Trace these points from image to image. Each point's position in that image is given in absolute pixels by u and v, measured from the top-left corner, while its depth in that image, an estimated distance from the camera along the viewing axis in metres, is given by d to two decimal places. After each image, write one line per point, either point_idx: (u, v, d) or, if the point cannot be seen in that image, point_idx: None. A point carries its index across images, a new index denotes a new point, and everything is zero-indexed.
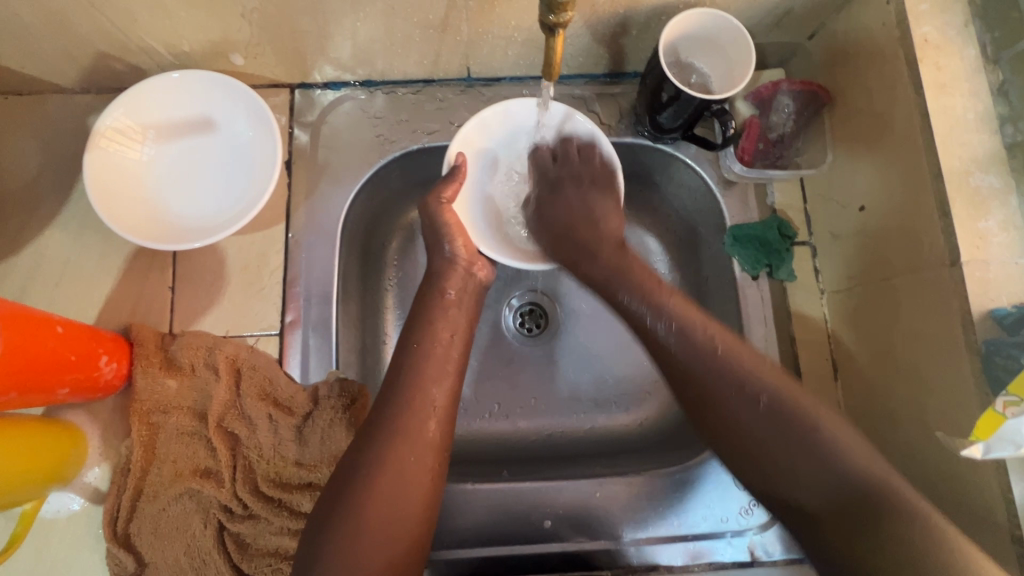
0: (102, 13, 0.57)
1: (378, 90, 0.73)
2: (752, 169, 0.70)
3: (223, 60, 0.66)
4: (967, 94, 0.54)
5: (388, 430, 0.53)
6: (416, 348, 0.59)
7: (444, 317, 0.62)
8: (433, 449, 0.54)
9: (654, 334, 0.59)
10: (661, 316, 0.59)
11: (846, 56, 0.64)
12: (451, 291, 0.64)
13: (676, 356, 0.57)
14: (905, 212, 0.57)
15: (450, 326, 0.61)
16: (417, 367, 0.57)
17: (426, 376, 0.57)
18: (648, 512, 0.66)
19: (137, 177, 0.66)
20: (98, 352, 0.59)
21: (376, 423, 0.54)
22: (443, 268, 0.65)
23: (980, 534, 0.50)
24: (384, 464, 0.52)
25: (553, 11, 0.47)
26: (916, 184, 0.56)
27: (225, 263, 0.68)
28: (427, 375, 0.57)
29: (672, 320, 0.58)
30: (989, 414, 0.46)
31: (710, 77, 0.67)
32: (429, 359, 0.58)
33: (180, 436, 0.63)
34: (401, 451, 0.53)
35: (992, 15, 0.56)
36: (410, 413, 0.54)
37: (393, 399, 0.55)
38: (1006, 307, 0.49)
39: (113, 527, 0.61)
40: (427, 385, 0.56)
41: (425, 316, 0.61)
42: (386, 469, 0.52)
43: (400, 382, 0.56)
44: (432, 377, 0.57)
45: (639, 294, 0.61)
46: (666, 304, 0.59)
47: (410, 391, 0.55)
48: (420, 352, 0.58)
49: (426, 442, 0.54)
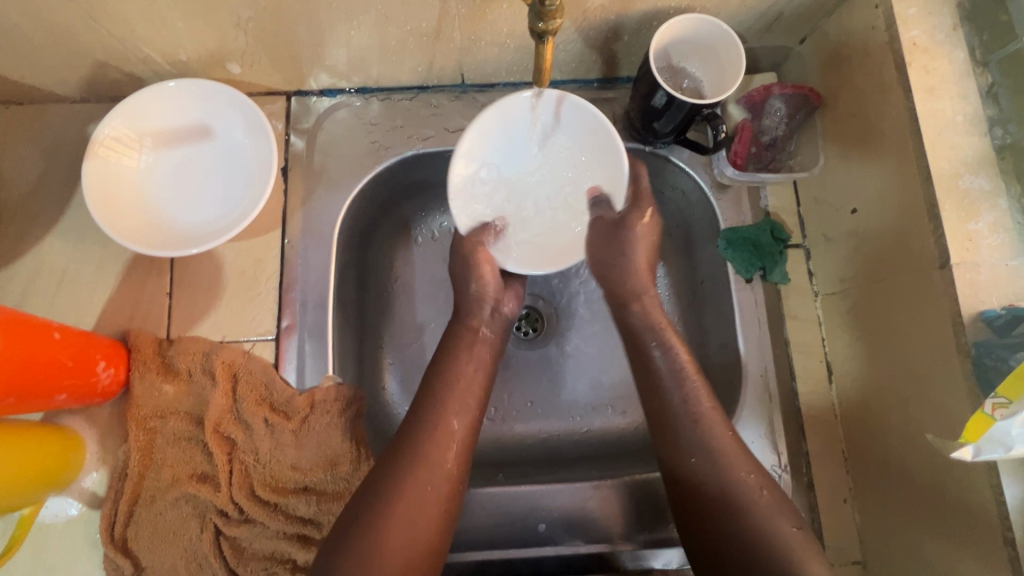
0: (100, 23, 0.58)
1: (374, 97, 0.74)
2: (743, 174, 0.70)
3: (220, 68, 0.67)
4: (956, 97, 0.54)
5: (412, 457, 0.55)
6: (440, 377, 0.61)
7: (467, 346, 0.64)
8: (452, 479, 0.56)
9: (664, 397, 0.62)
10: (668, 352, 0.63)
11: (838, 58, 0.64)
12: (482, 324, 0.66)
13: (659, 395, 0.62)
14: (895, 221, 0.58)
15: (477, 358, 0.64)
16: (440, 394, 0.60)
17: (454, 405, 0.59)
18: (645, 517, 0.66)
19: (135, 185, 0.67)
20: (96, 357, 0.60)
21: (398, 450, 0.56)
22: (471, 308, 0.67)
23: (974, 538, 0.50)
24: (407, 490, 0.53)
25: (542, 18, 0.48)
26: (902, 194, 0.57)
27: (222, 269, 0.68)
28: (451, 406, 0.59)
29: (672, 357, 0.63)
30: (978, 415, 0.46)
31: (702, 82, 0.68)
32: (451, 387, 0.60)
33: (177, 440, 0.64)
34: (421, 477, 0.54)
35: (980, 19, 0.57)
36: (430, 441, 0.56)
37: (417, 427, 0.57)
38: (997, 309, 0.49)
39: (110, 531, 0.61)
40: (445, 414, 0.58)
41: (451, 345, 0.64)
42: (406, 494, 0.53)
43: (419, 408, 0.59)
44: (455, 407, 0.59)
45: (650, 332, 0.66)
46: (671, 342, 0.64)
47: (432, 420, 0.58)
48: (444, 380, 0.61)
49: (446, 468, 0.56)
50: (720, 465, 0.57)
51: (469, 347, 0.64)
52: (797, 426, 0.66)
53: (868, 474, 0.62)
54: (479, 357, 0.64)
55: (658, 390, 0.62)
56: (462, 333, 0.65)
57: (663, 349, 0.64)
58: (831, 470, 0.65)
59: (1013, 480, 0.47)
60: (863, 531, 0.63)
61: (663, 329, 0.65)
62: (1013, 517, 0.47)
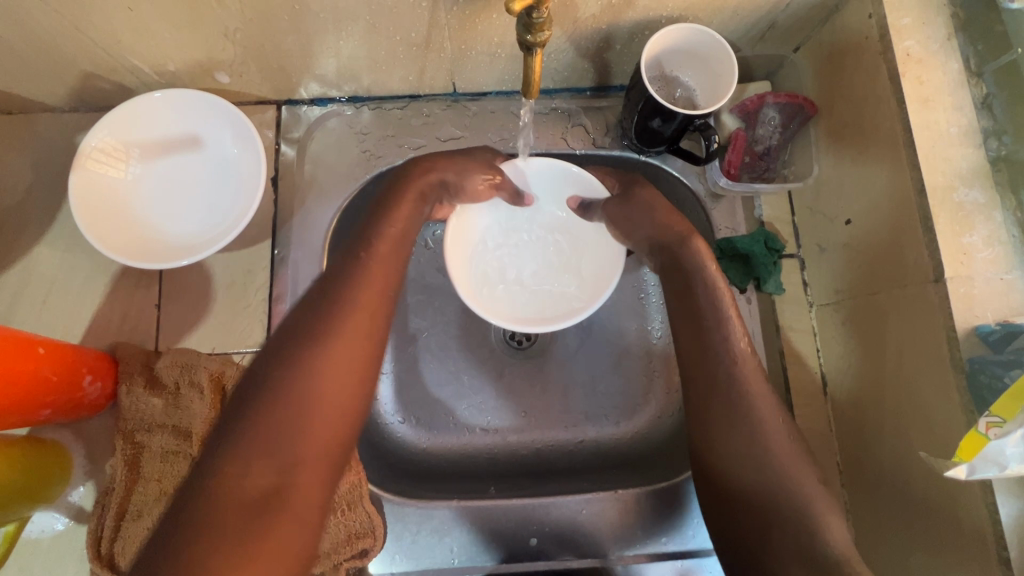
0: (86, 34, 0.57)
1: (365, 106, 0.73)
2: (737, 184, 0.69)
3: (209, 79, 0.67)
4: (950, 108, 0.54)
5: (318, 337, 0.49)
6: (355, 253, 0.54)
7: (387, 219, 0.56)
8: (361, 362, 0.50)
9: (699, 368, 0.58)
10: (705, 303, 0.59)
11: (832, 67, 0.64)
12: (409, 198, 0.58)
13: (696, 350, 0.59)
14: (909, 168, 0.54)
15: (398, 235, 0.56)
16: (349, 273, 0.52)
17: (366, 281, 0.52)
18: (637, 530, 0.66)
19: (122, 197, 0.66)
20: (82, 371, 0.59)
21: (300, 329, 0.49)
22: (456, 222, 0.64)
23: (967, 555, 0.50)
24: (313, 371, 0.47)
25: (530, 30, 0.47)
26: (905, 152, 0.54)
27: (212, 280, 0.68)
28: (365, 281, 0.52)
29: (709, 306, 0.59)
30: (972, 434, 0.46)
31: (695, 91, 0.67)
32: (364, 264, 0.53)
33: (164, 454, 0.63)
34: (329, 358, 0.48)
35: (975, 29, 0.56)
36: (335, 323, 0.49)
37: (323, 303, 0.51)
38: (991, 324, 0.49)
39: (97, 547, 0.60)
40: (356, 296, 0.51)
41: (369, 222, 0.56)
42: (312, 377, 0.47)
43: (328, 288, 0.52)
44: (367, 283, 0.52)
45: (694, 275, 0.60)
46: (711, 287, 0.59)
47: (338, 296, 0.51)
48: (358, 258, 0.54)
49: (359, 351, 0.50)
50: (762, 458, 0.54)
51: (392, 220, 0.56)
52: None
53: (862, 489, 0.61)
54: (399, 234, 0.56)
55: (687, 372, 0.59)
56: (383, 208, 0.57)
57: (714, 314, 0.58)
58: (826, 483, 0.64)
59: (1007, 497, 0.47)
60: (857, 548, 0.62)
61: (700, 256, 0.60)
62: (1008, 535, 0.46)
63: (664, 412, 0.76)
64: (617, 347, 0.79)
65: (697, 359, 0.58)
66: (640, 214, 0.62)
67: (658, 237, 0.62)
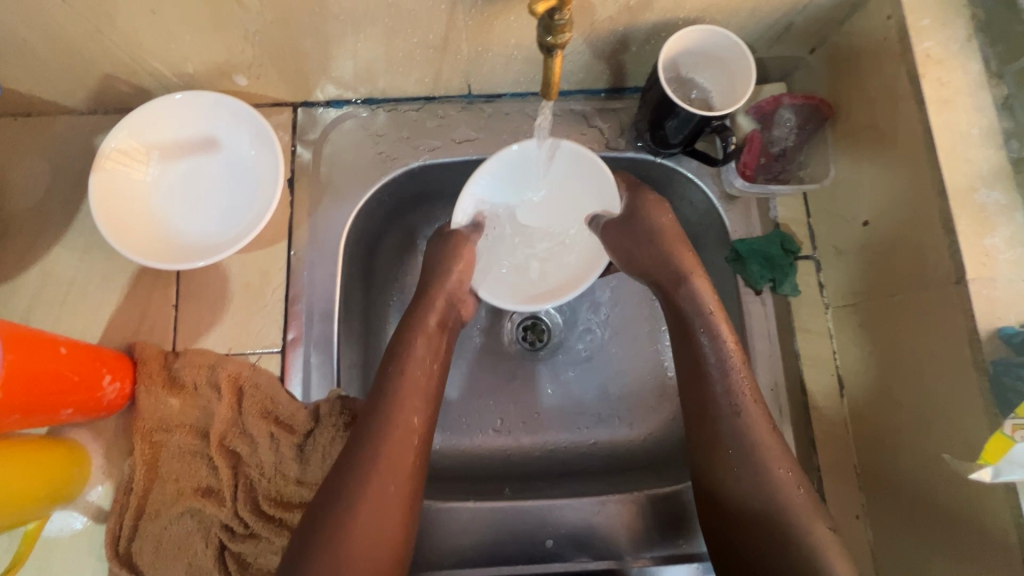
0: (107, 36, 0.58)
1: (380, 108, 0.73)
2: (754, 185, 0.69)
3: (227, 80, 0.67)
4: (971, 109, 0.54)
5: (340, 547, 0.50)
6: (370, 437, 0.55)
7: (403, 397, 0.58)
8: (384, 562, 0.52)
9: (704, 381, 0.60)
10: (710, 332, 0.61)
11: (849, 69, 0.64)
12: (417, 370, 0.60)
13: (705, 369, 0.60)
14: (925, 343, 0.55)
15: (417, 407, 0.58)
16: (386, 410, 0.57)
17: (387, 474, 0.54)
18: (654, 532, 0.65)
19: (142, 198, 0.67)
20: (102, 371, 0.59)
21: (322, 539, 0.51)
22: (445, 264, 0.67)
23: (989, 561, 0.49)
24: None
25: (551, 32, 0.48)
26: (935, 316, 0.54)
27: (228, 280, 0.68)
28: (381, 472, 0.54)
29: (716, 342, 0.61)
30: (997, 437, 0.45)
31: (711, 93, 0.67)
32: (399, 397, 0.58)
33: (182, 454, 0.63)
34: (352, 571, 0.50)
35: (994, 31, 0.56)
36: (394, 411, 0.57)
37: (341, 502, 0.52)
38: (1014, 325, 0.49)
39: (115, 546, 0.61)
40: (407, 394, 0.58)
41: (384, 399, 0.58)
42: (375, 500, 0.53)
43: (341, 488, 0.53)
44: (386, 477, 0.54)
45: (696, 309, 0.63)
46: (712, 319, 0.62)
47: (356, 497, 0.52)
48: (371, 443, 0.55)
49: (383, 552, 0.52)
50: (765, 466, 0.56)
51: (407, 398, 0.58)
52: (808, 440, 0.65)
53: (879, 491, 0.61)
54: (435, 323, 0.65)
55: (697, 381, 0.61)
56: (397, 383, 0.59)
57: (704, 348, 0.61)
58: (842, 485, 0.64)
59: None
60: (877, 548, 0.61)
61: (718, 326, 0.61)
62: None
63: (678, 415, 0.76)
64: (630, 347, 0.79)
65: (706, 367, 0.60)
66: (637, 237, 0.66)
67: (656, 268, 0.66)
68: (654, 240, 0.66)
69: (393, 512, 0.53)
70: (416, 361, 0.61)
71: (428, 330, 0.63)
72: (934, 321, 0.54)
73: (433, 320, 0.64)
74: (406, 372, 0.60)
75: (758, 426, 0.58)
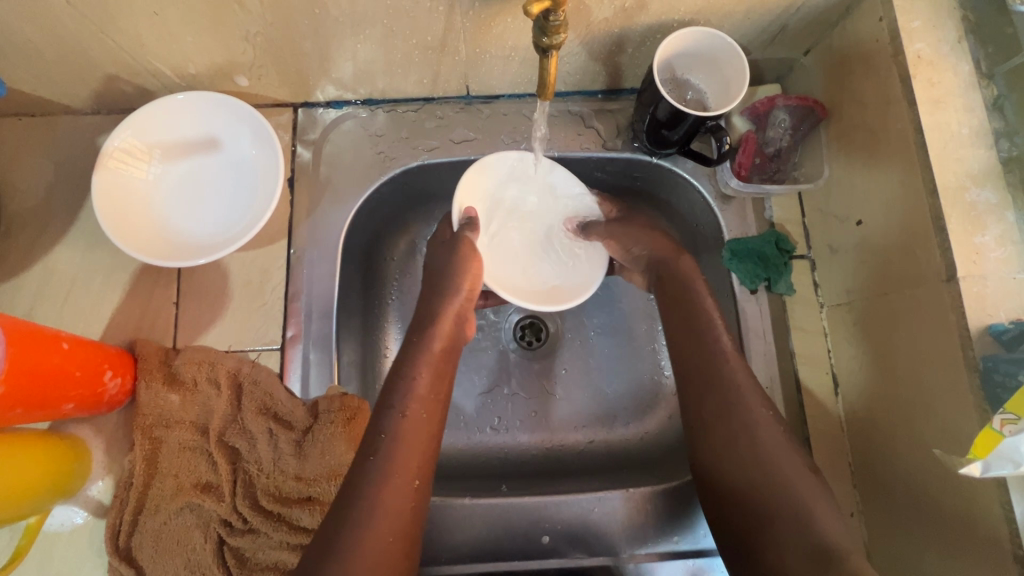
0: (111, 37, 0.59)
1: (380, 109, 0.74)
2: (748, 186, 0.70)
3: (228, 81, 0.68)
4: (961, 110, 0.55)
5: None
6: (368, 483, 0.53)
7: (411, 410, 0.57)
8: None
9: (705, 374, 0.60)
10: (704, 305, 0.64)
11: (842, 71, 0.65)
12: (419, 410, 0.58)
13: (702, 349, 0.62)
14: (924, 359, 0.55)
15: (417, 450, 0.56)
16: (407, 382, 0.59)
17: (386, 523, 0.51)
18: (649, 529, 0.66)
19: (144, 196, 0.67)
20: (103, 367, 0.60)
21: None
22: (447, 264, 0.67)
23: (981, 557, 0.50)
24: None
25: (546, 33, 0.49)
26: (944, 348, 0.53)
27: (229, 278, 0.69)
28: (378, 523, 0.51)
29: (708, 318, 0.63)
30: (986, 432, 0.46)
31: (706, 94, 0.68)
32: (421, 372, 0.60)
33: (182, 450, 0.64)
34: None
35: (985, 32, 0.57)
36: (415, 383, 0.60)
37: (338, 555, 0.49)
38: (1004, 323, 0.49)
39: (115, 541, 0.61)
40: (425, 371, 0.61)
41: (384, 442, 0.55)
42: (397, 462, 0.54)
43: (336, 541, 0.49)
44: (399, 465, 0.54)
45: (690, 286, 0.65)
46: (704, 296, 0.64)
47: (352, 550, 0.49)
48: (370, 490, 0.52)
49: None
50: (757, 460, 0.56)
51: (407, 440, 0.56)
52: (803, 438, 0.65)
53: (874, 490, 0.61)
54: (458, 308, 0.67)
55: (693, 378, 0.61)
56: (396, 425, 0.56)
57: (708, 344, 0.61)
58: (837, 482, 0.64)
59: (1020, 496, 0.47)
60: (870, 544, 0.62)
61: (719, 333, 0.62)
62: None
63: (674, 413, 0.77)
64: (626, 347, 0.79)
65: (700, 366, 0.61)
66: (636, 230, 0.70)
67: (656, 254, 0.69)
68: (654, 232, 0.70)
69: (391, 564, 0.50)
70: (416, 402, 0.58)
71: (429, 365, 0.61)
72: (941, 350, 0.53)
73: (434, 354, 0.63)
74: (408, 412, 0.57)
75: (757, 417, 0.57)
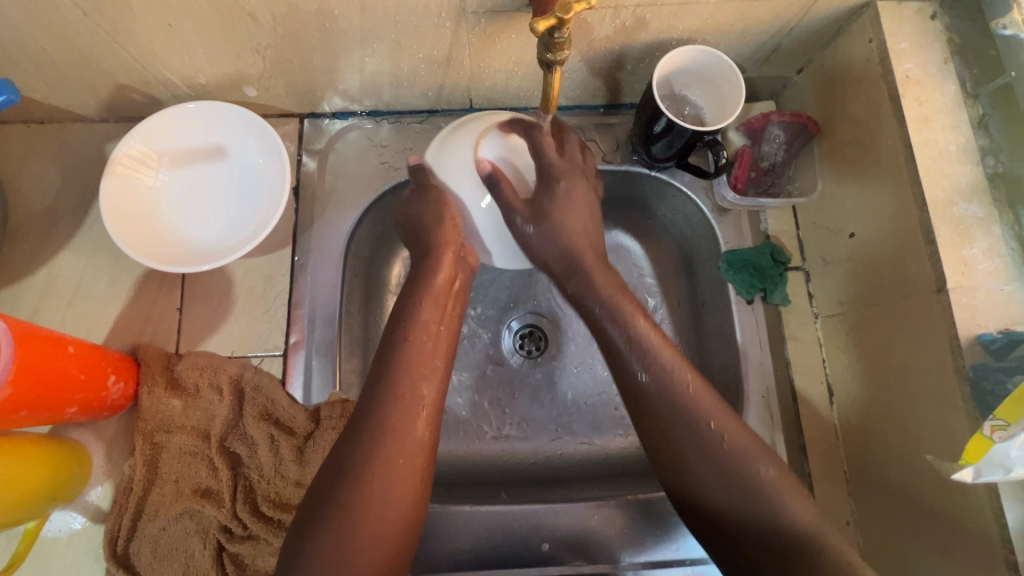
0: (123, 47, 0.60)
1: (384, 120, 0.76)
2: (744, 198, 0.72)
3: (236, 92, 0.70)
4: (949, 127, 0.57)
5: (351, 520, 0.49)
6: (377, 396, 0.55)
7: (414, 344, 0.58)
8: (398, 525, 0.51)
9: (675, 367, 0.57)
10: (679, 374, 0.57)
11: (834, 88, 0.67)
12: (423, 338, 0.59)
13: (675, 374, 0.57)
14: (914, 369, 0.57)
15: (422, 377, 0.57)
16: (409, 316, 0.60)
17: (399, 426, 0.54)
18: (646, 536, 0.66)
19: (150, 202, 0.68)
20: (107, 371, 0.60)
21: (334, 514, 0.50)
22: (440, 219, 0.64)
23: (975, 562, 0.51)
24: None
25: (550, 50, 0.50)
26: (936, 356, 0.54)
27: (232, 285, 0.69)
28: (387, 438, 0.53)
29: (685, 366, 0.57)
30: (977, 438, 0.48)
31: (703, 110, 0.70)
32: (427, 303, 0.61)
33: (182, 455, 0.64)
34: (360, 546, 0.49)
35: (970, 55, 0.60)
36: (418, 313, 0.60)
37: (353, 457, 0.52)
38: (993, 332, 0.51)
39: (113, 546, 0.61)
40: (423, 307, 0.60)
41: (386, 370, 0.57)
42: (408, 388, 0.56)
43: (343, 466, 0.52)
44: (406, 393, 0.55)
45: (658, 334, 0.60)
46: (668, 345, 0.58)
47: (362, 477, 0.51)
48: (377, 411, 0.54)
49: (391, 518, 0.51)
50: None
51: (410, 365, 0.57)
52: (800, 447, 0.66)
53: (869, 497, 0.62)
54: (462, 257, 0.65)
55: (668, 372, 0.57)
56: (398, 354, 0.57)
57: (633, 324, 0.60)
58: (833, 492, 0.65)
59: (1013, 503, 0.48)
60: (867, 553, 0.62)
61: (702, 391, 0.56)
62: (1014, 539, 0.47)
63: None
64: None
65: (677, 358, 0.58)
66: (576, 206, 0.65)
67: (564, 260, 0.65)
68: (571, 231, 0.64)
69: (401, 486, 0.52)
70: (421, 326, 0.59)
71: (434, 292, 0.62)
72: (928, 361, 0.55)
73: (441, 278, 0.62)
74: (412, 339, 0.58)
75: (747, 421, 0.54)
